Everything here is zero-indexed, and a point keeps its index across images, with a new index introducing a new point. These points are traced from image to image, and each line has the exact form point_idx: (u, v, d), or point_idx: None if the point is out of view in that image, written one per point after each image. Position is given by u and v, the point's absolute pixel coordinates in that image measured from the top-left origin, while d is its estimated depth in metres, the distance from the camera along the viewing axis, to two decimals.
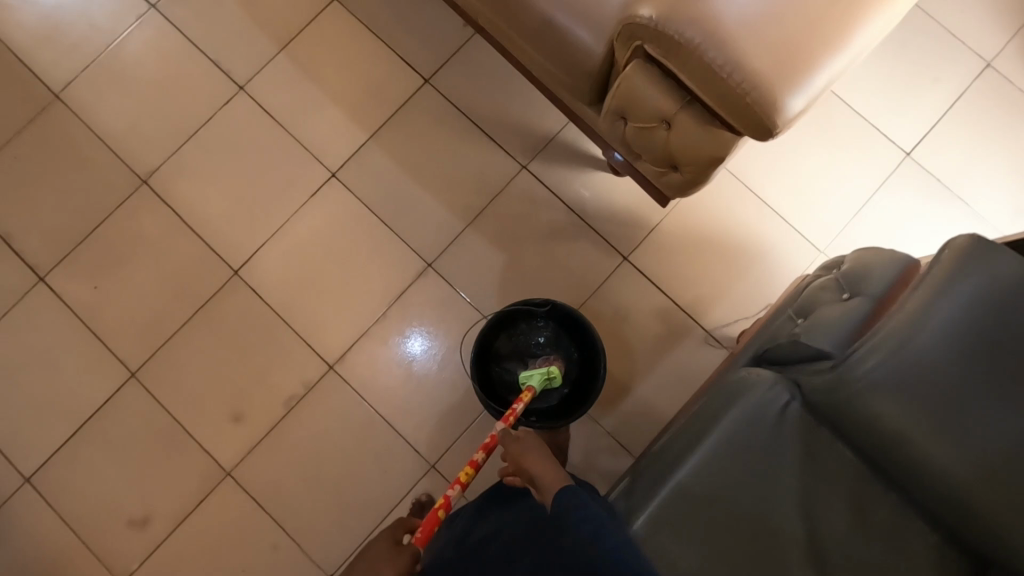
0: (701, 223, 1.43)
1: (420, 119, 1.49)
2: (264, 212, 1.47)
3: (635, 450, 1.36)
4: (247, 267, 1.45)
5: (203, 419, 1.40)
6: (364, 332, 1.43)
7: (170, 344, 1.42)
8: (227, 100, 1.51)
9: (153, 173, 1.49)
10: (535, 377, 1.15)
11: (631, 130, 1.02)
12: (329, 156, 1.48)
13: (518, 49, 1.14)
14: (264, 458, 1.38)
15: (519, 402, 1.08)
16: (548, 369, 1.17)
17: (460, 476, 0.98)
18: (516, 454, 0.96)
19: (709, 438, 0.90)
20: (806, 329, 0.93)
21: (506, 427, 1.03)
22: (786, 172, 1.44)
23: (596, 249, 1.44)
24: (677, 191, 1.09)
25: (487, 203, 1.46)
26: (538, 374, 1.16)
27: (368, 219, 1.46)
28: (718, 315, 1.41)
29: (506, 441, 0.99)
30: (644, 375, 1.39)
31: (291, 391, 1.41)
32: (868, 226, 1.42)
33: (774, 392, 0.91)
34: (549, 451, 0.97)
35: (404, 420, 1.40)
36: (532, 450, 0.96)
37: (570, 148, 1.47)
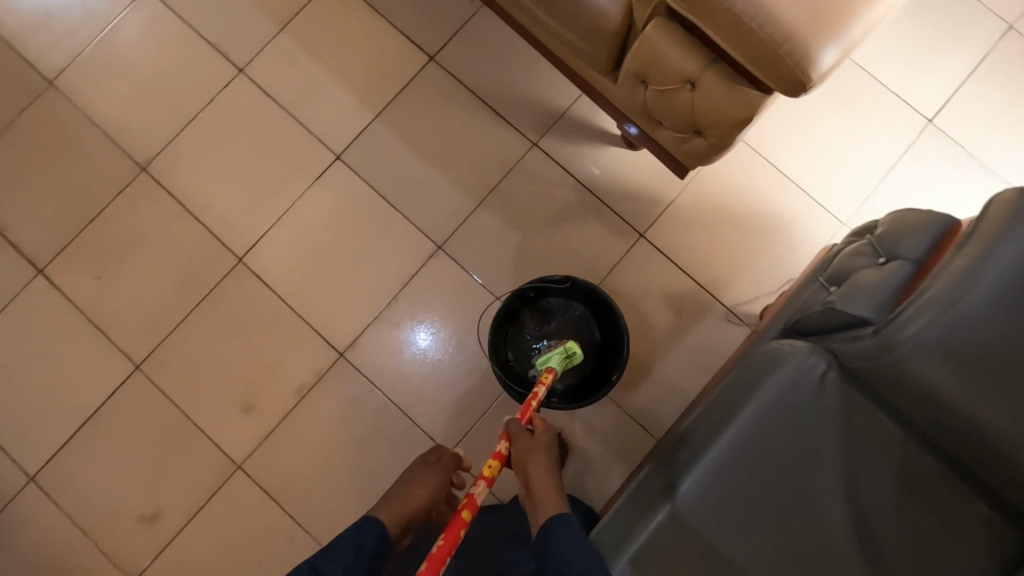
0: (720, 196, 1.39)
1: (427, 98, 1.44)
2: (268, 197, 1.42)
3: (657, 432, 1.32)
4: (251, 254, 1.40)
5: (212, 412, 1.35)
6: (375, 317, 1.38)
7: (176, 335, 1.37)
8: (226, 82, 1.46)
9: (152, 160, 1.44)
10: (555, 357, 1.08)
11: (653, 94, 0.98)
12: (334, 138, 1.43)
13: (531, 15, 1.09)
14: (276, 450, 1.34)
15: (542, 386, 1.03)
16: (567, 348, 1.09)
17: (484, 471, 0.93)
18: (522, 456, 0.96)
19: (742, 415, 0.88)
20: (841, 297, 0.89)
21: (521, 421, 1.00)
22: (806, 142, 1.40)
23: (611, 227, 1.39)
24: (700, 159, 1.05)
25: (498, 183, 1.42)
26: (558, 354, 1.08)
27: (375, 202, 1.42)
28: (737, 291, 1.37)
29: (516, 437, 0.98)
30: (664, 354, 1.35)
31: (302, 380, 1.36)
32: (891, 196, 1.38)
33: (809, 363, 0.88)
34: (553, 460, 0.97)
35: (419, 407, 1.36)
36: (536, 458, 0.95)
37: (582, 124, 1.42)
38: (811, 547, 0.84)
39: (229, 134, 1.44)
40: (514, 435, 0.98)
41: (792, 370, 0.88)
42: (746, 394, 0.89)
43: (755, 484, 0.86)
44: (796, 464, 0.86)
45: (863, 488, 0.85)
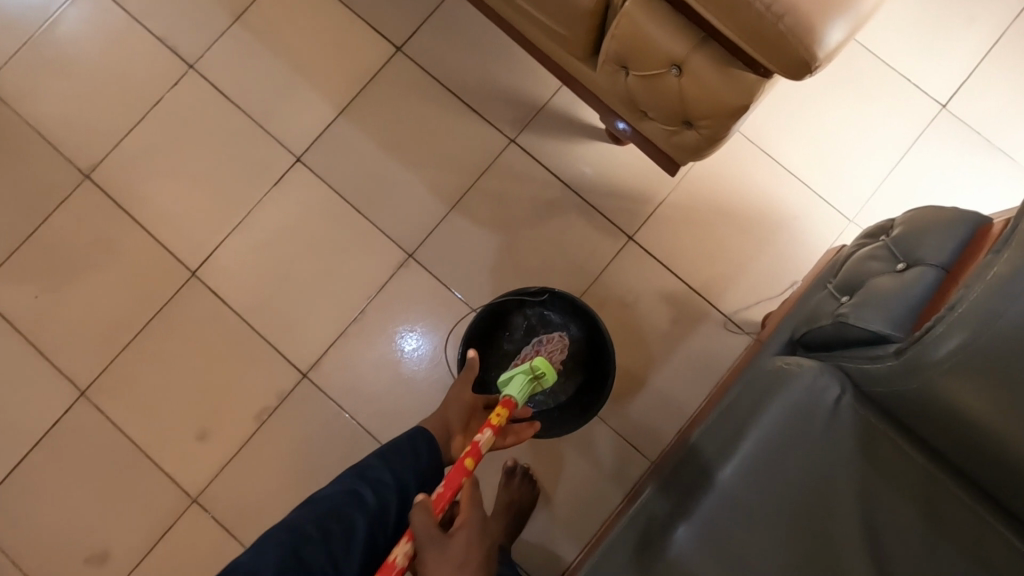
0: (715, 192, 1.28)
1: (393, 93, 1.32)
2: (223, 205, 1.30)
3: (651, 453, 1.20)
4: (205, 267, 1.28)
5: (165, 440, 1.24)
6: (341, 333, 1.27)
7: (123, 357, 1.26)
8: (176, 80, 1.34)
9: (96, 167, 1.32)
10: (517, 382, 0.89)
11: (636, 80, 0.87)
12: (293, 138, 1.32)
13: None
14: (235, 479, 1.23)
15: (488, 428, 0.83)
16: (532, 368, 0.90)
17: None
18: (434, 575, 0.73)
19: (743, 446, 0.77)
20: (854, 308, 0.78)
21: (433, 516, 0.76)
22: (808, 133, 1.28)
23: (597, 229, 1.28)
24: (691, 153, 0.93)
25: (473, 184, 1.30)
26: (520, 376, 0.90)
27: (340, 207, 1.30)
28: (736, 297, 1.25)
29: (426, 549, 0.74)
30: (658, 367, 1.23)
31: (261, 404, 1.24)
32: (902, 190, 1.27)
33: (819, 386, 0.76)
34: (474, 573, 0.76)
35: (390, 431, 1.24)
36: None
37: (563, 118, 1.30)
38: None
39: (180, 137, 1.32)
40: (421, 541, 0.74)
41: (798, 394, 0.77)
42: (746, 422, 0.78)
43: (762, 529, 0.75)
44: (807, 503, 0.74)
45: (888, 531, 0.73)
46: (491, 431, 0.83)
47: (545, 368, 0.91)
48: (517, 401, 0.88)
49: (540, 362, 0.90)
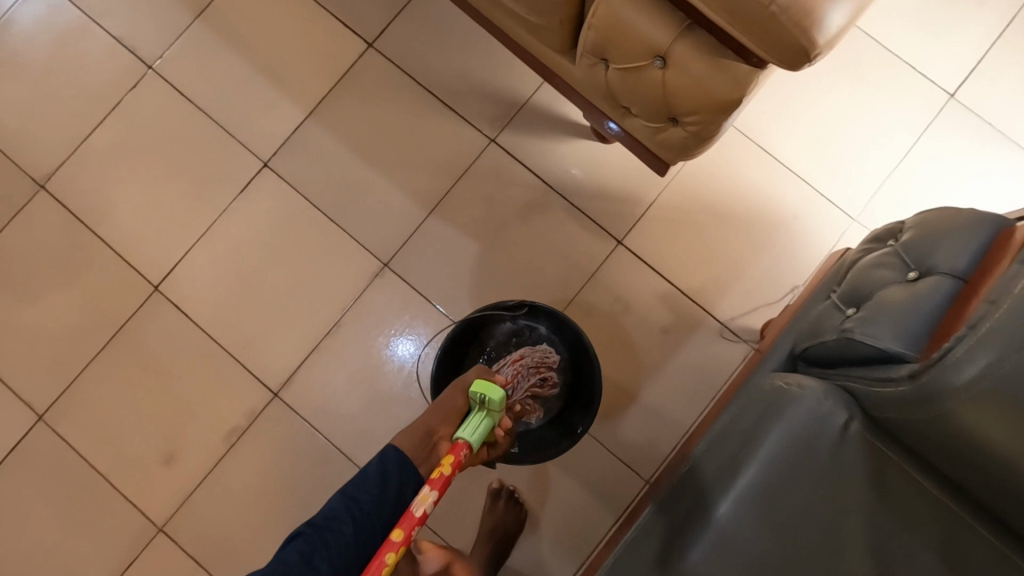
0: (708, 192, 1.20)
1: (365, 91, 1.25)
2: (187, 214, 1.23)
3: (645, 472, 1.13)
4: (168, 280, 1.21)
5: (128, 465, 1.17)
6: (313, 349, 1.19)
7: (83, 377, 1.19)
8: (135, 83, 1.26)
9: (52, 176, 1.24)
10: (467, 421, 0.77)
11: (617, 74, 0.79)
12: (260, 142, 1.24)
13: None
14: (203, 506, 1.15)
15: (431, 484, 0.70)
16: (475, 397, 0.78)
17: None
18: None
19: (740, 479, 0.69)
20: (860, 323, 0.70)
21: None
22: (807, 126, 1.20)
23: (583, 234, 1.20)
24: (679, 153, 0.85)
25: (451, 187, 1.22)
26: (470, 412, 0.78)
27: (311, 214, 1.22)
28: (732, 303, 1.17)
29: None
30: (650, 380, 1.16)
31: (230, 425, 1.17)
32: (909, 186, 1.19)
33: (824, 411, 0.69)
34: None
35: (367, 452, 1.17)
36: None
37: (546, 115, 1.22)
38: None
39: (140, 142, 1.25)
40: None
41: (800, 421, 0.69)
42: (742, 452, 0.71)
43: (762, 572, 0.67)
44: (812, 543, 0.67)
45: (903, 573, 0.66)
46: (433, 490, 0.69)
47: (485, 391, 0.77)
48: (470, 442, 0.76)
49: (476, 386, 0.78)
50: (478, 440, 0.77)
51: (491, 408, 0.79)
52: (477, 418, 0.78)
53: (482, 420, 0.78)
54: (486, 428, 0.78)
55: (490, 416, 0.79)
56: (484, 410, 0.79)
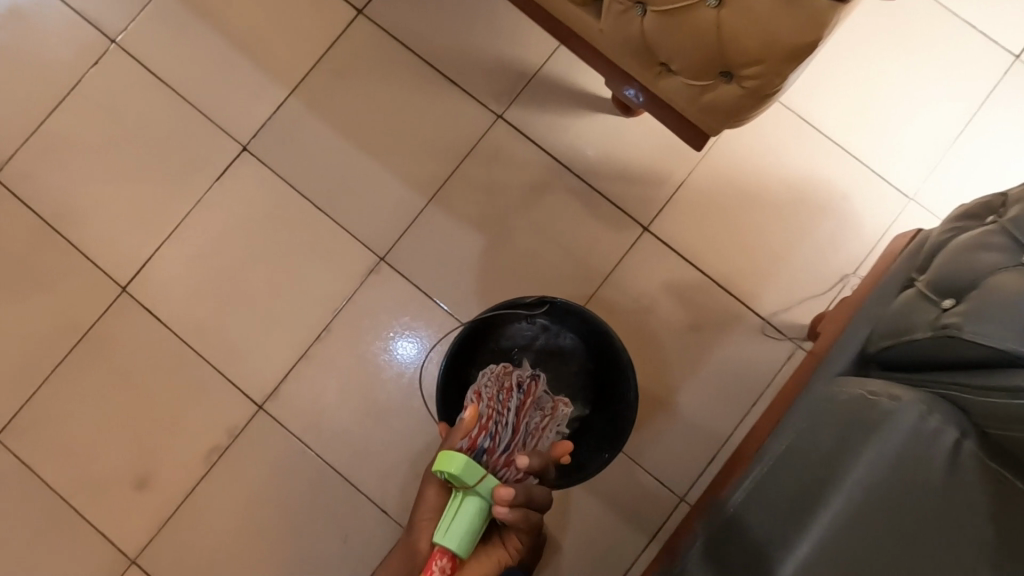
0: (744, 172, 1.06)
1: (355, 65, 1.11)
2: (157, 206, 1.09)
3: (679, 489, 1.00)
4: (138, 281, 1.08)
5: (96, 490, 1.04)
6: (302, 355, 1.06)
7: (44, 392, 1.06)
8: (97, 59, 1.12)
9: (4, 165, 1.10)
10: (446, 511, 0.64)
11: (655, 19, 0.65)
12: (238, 123, 1.10)
13: None
14: (181, 534, 1.02)
15: None
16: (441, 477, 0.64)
17: None
18: None
19: (827, 510, 0.57)
20: (968, 318, 0.57)
21: None
22: (854, 94, 1.07)
23: (604, 220, 1.07)
24: (727, 119, 0.71)
25: (453, 171, 1.09)
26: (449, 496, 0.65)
27: (296, 204, 1.09)
28: (774, 296, 1.04)
29: None
30: (683, 384, 1.02)
31: (210, 443, 1.04)
32: (972, 160, 1.05)
33: (928, 427, 0.57)
34: None
35: (365, 471, 1.03)
36: None
37: (559, 87, 1.09)
38: None
39: (103, 126, 1.11)
40: None
41: (898, 439, 0.57)
42: (827, 477, 0.58)
43: None
44: None
45: None
46: None
47: (443, 469, 0.63)
48: (454, 540, 0.63)
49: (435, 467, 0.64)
50: (471, 531, 0.63)
51: (463, 485, 0.64)
52: (455, 504, 0.64)
53: (459, 507, 0.64)
54: (474, 509, 0.64)
55: (470, 496, 0.64)
56: (461, 492, 0.64)
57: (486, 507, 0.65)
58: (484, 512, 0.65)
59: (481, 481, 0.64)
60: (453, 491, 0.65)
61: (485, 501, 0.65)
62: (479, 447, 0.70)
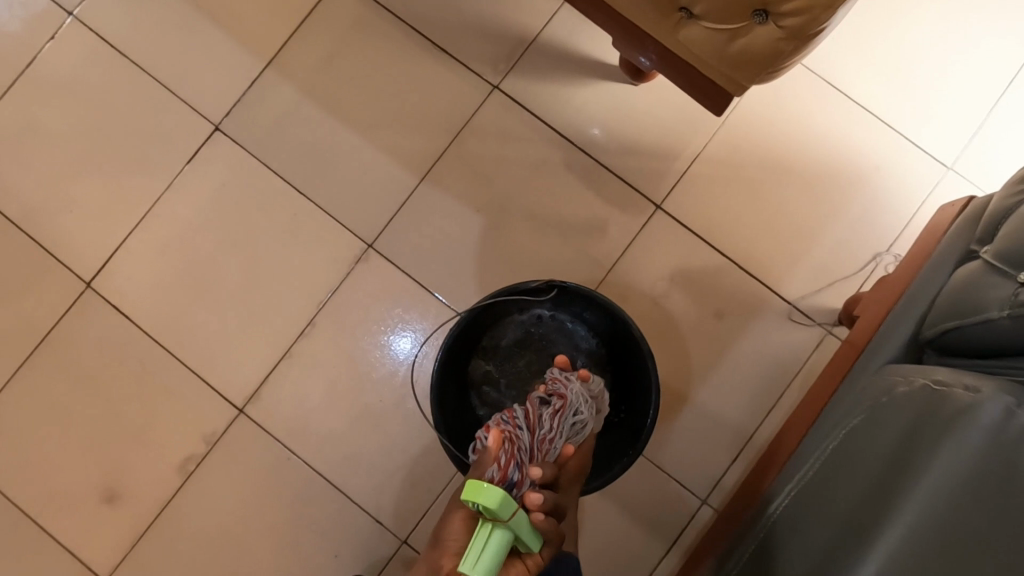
0: (765, 144, 0.97)
1: (337, 34, 1.01)
2: (124, 193, 1.00)
3: (700, 491, 0.91)
4: (104, 275, 0.99)
5: (62, 504, 0.95)
6: (286, 353, 0.97)
7: (3, 399, 0.97)
8: (53, 33, 1.03)
9: None
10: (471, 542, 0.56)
11: None
12: (210, 100, 1.01)
13: None
14: (157, 551, 0.94)
15: None
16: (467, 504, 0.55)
17: None
18: None
19: (895, 525, 0.48)
20: None
21: None
22: (885, 54, 0.97)
23: (612, 199, 0.97)
24: (755, 72, 0.62)
25: (446, 147, 0.99)
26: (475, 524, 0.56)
27: (276, 188, 0.99)
28: (801, 278, 0.95)
29: None
30: (704, 376, 0.94)
31: (186, 451, 0.95)
32: (1017, 124, 0.95)
33: (1012, 423, 0.48)
34: None
35: (357, 478, 0.95)
36: None
37: (560, 54, 0.99)
38: None
39: (62, 107, 1.02)
40: None
41: (979, 439, 0.48)
42: (893, 485, 0.49)
43: None
44: None
45: None
46: None
47: (476, 497, 0.54)
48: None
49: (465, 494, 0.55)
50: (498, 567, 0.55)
51: (495, 517, 0.55)
52: (482, 535, 0.55)
53: (487, 539, 0.55)
54: (501, 544, 0.55)
55: (500, 529, 0.55)
56: (489, 523, 0.55)
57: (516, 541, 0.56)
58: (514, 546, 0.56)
59: (515, 515, 0.56)
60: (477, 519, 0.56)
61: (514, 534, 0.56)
62: (510, 479, 0.61)
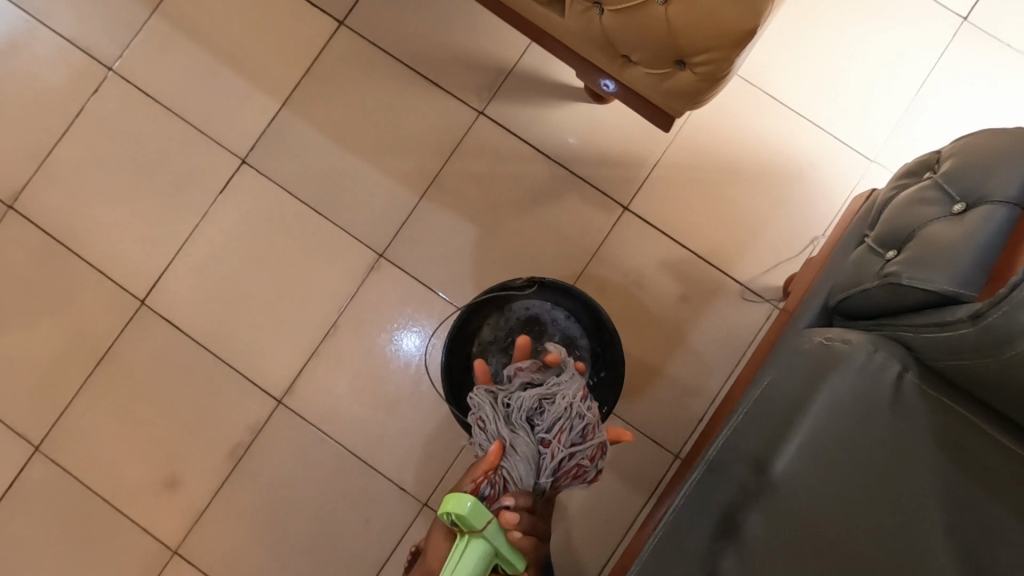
0: (714, 148, 1.13)
1: (342, 72, 1.17)
2: (167, 222, 1.16)
3: (673, 448, 1.08)
4: (156, 293, 1.15)
5: (133, 490, 1.11)
6: (315, 350, 1.13)
7: (76, 405, 1.13)
8: (96, 87, 1.18)
9: (20, 195, 1.17)
10: (460, 556, 0.66)
11: (611, 17, 0.71)
12: (235, 138, 1.17)
13: None
14: (215, 525, 1.10)
15: None
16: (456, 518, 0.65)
17: None
18: None
19: (788, 447, 0.63)
20: (908, 266, 0.64)
21: None
22: (813, 65, 1.13)
23: (587, 203, 1.13)
24: (686, 101, 0.77)
25: (442, 166, 1.15)
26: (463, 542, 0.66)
27: (297, 209, 1.15)
28: (751, 262, 1.11)
29: None
30: (672, 350, 1.10)
31: (236, 438, 1.12)
32: (929, 119, 1.11)
33: (875, 366, 0.63)
34: None
35: (381, 454, 1.11)
36: None
37: (536, 81, 1.15)
38: None
39: (108, 150, 1.17)
40: None
41: (853, 379, 0.63)
42: (789, 419, 0.64)
43: (822, 551, 0.60)
44: (877, 510, 0.60)
45: (988, 541, 0.59)
46: None
47: (452, 511, 0.65)
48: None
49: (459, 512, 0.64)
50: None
51: (470, 529, 0.66)
52: (462, 546, 0.66)
53: (471, 553, 0.66)
54: (477, 559, 0.66)
55: (475, 539, 0.66)
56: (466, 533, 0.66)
57: (490, 548, 0.66)
58: (488, 552, 0.66)
59: (487, 525, 0.66)
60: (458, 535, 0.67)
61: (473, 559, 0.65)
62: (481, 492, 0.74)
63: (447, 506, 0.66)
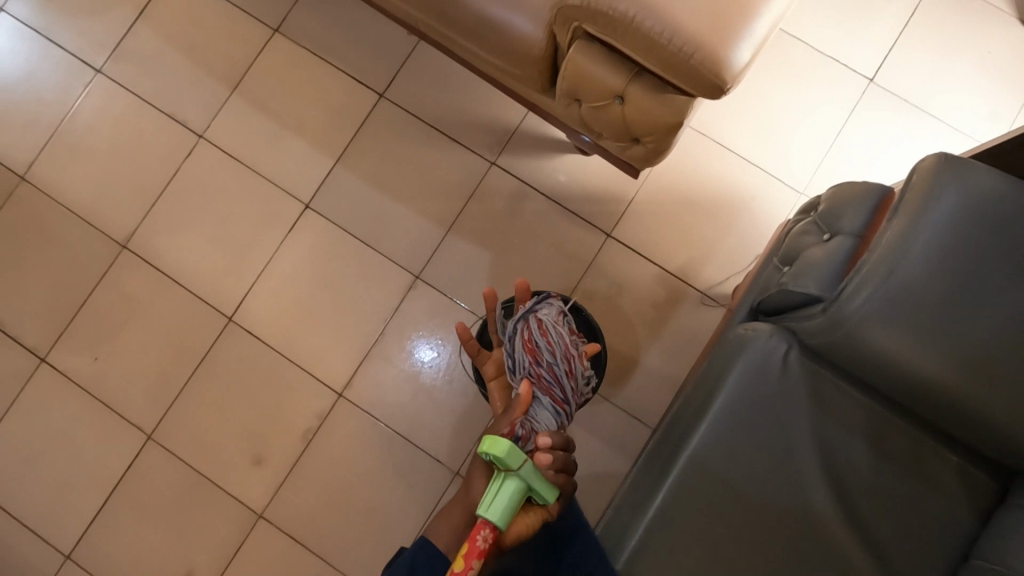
0: (676, 186, 1.43)
1: (382, 134, 1.49)
2: (247, 255, 1.47)
3: (651, 422, 1.37)
4: (240, 311, 1.45)
5: (226, 466, 1.41)
6: (367, 353, 1.43)
7: (178, 402, 1.43)
8: (188, 151, 1.50)
9: (131, 236, 1.48)
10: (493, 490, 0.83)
11: (587, 110, 1.02)
12: (300, 188, 1.48)
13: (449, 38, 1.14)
14: (292, 493, 1.39)
15: None
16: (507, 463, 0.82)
17: None
18: None
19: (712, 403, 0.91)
20: (793, 277, 0.93)
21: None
22: (752, 118, 1.44)
23: (579, 230, 1.44)
24: (643, 161, 1.08)
25: (463, 206, 1.46)
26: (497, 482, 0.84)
27: (349, 242, 1.46)
28: (708, 275, 1.41)
29: None
30: (649, 346, 1.39)
31: (305, 425, 1.41)
32: (845, 159, 1.41)
33: (770, 345, 0.91)
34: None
35: (423, 434, 1.40)
36: None
37: (536, 136, 1.46)
38: (791, 512, 0.88)
39: (199, 199, 1.49)
40: None
41: (756, 354, 0.92)
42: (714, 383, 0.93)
43: (734, 471, 0.89)
44: (771, 441, 0.90)
45: (842, 459, 0.89)
46: None
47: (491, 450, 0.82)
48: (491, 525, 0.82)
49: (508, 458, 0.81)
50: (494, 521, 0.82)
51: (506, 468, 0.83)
52: (497, 482, 0.84)
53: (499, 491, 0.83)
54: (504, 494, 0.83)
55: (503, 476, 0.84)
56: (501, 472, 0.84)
57: (520, 485, 0.83)
58: (518, 490, 0.83)
59: (521, 465, 0.83)
60: (498, 472, 0.85)
61: (505, 502, 0.82)
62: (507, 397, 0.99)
63: (504, 451, 0.82)
